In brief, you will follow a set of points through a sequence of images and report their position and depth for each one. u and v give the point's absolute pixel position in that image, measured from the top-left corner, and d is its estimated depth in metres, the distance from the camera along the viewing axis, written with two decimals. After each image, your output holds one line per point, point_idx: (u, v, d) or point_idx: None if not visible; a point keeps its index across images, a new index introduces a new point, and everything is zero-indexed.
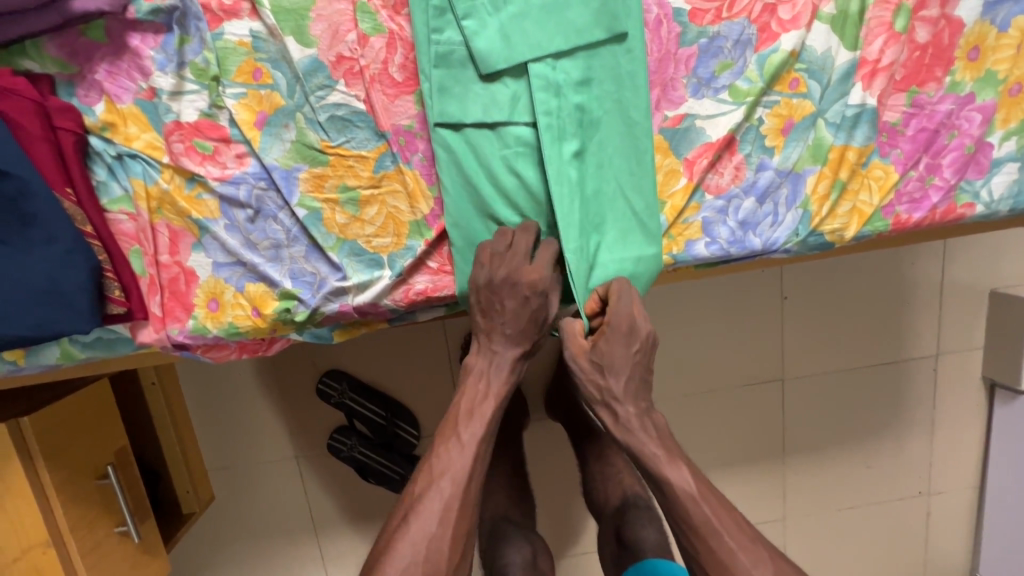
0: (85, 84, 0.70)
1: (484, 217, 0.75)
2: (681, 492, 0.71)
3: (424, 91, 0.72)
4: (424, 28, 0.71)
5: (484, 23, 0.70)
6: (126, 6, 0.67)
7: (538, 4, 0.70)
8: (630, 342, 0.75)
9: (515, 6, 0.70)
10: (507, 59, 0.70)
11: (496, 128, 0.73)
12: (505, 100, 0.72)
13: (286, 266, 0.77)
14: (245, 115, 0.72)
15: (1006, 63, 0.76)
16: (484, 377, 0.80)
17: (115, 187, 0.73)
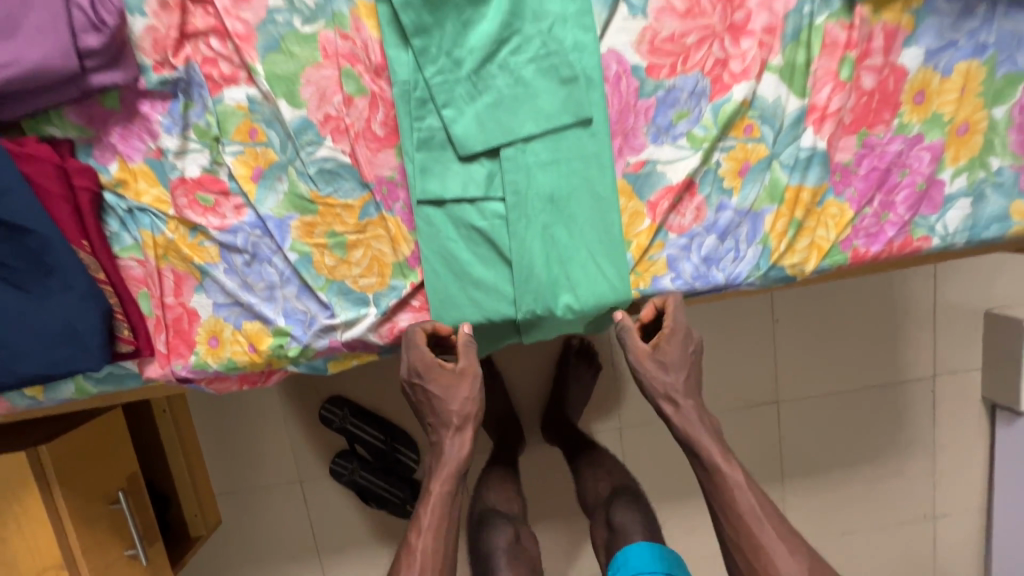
0: (101, 146, 0.78)
1: (460, 282, 0.82)
2: (732, 483, 0.78)
3: (409, 171, 0.79)
4: (407, 114, 0.78)
5: (461, 111, 0.77)
6: (138, 78, 0.75)
7: (508, 93, 0.77)
8: (687, 343, 0.82)
9: (489, 97, 0.77)
10: (482, 142, 0.77)
11: (475, 202, 0.80)
12: (482, 177, 0.79)
13: (280, 305, 0.84)
14: (243, 170, 0.79)
15: (951, 106, 0.80)
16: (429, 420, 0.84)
17: (126, 237, 0.81)
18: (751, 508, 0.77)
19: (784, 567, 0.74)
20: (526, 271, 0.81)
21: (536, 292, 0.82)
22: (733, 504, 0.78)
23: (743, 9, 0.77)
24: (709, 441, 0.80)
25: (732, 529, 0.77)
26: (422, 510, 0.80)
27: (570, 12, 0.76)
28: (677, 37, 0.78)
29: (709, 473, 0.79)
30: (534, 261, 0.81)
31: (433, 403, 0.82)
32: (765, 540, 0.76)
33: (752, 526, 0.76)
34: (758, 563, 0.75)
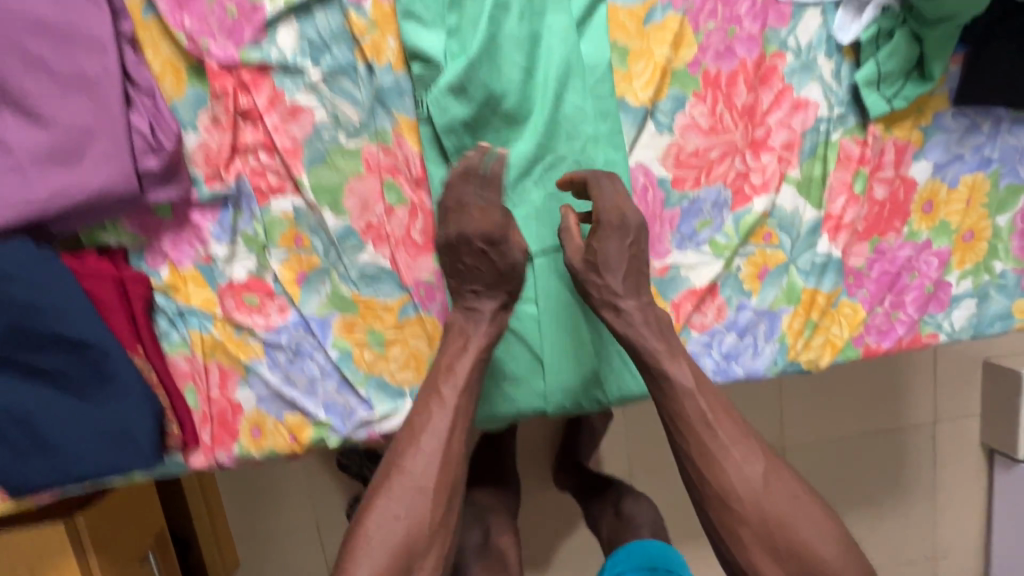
0: (152, 251, 0.82)
1: (493, 378, 0.86)
2: (681, 387, 0.76)
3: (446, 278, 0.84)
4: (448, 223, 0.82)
5: None
6: (190, 191, 0.79)
7: (542, 205, 0.81)
8: (623, 236, 0.76)
9: (523, 210, 0.81)
10: None
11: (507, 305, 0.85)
12: (515, 281, 0.84)
13: (320, 398, 0.87)
14: (287, 274, 0.83)
15: (957, 215, 0.85)
16: (464, 333, 0.79)
17: (174, 335, 0.84)
18: (708, 422, 0.75)
19: (733, 452, 0.74)
20: (555, 367, 0.85)
21: (565, 386, 0.86)
22: (682, 406, 0.76)
23: (764, 126, 0.81)
24: (653, 327, 0.77)
25: (690, 440, 0.76)
26: (405, 445, 0.75)
27: (602, 130, 0.79)
28: (701, 152, 0.82)
29: (659, 383, 0.77)
30: (563, 357, 0.85)
31: (477, 310, 0.79)
32: (719, 455, 0.75)
33: (714, 441, 0.75)
34: (708, 430, 0.75)
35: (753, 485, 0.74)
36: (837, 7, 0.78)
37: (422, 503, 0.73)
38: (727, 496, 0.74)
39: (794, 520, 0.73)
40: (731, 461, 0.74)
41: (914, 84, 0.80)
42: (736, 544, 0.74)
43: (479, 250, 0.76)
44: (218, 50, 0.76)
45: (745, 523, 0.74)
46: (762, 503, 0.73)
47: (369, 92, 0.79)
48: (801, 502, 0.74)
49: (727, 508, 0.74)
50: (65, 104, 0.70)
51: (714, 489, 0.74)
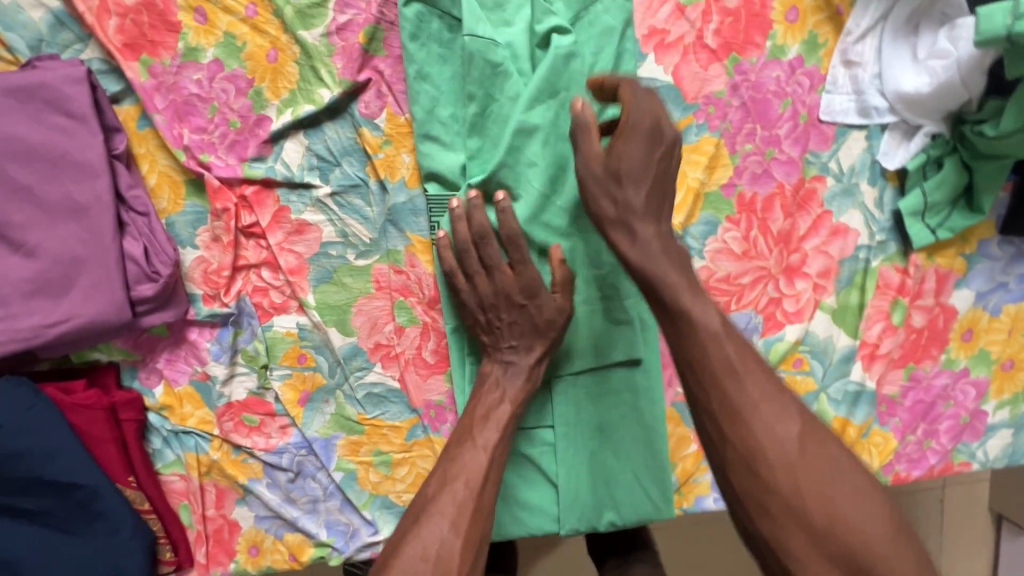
0: (146, 368, 0.77)
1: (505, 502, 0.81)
2: (705, 329, 0.52)
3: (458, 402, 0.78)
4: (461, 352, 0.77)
5: None
6: (188, 310, 0.74)
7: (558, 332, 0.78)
8: (653, 144, 0.59)
9: None
10: None
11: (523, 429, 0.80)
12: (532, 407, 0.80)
13: (322, 517, 0.83)
14: (289, 394, 0.78)
15: (998, 345, 0.81)
16: (499, 385, 0.71)
17: (168, 453, 0.79)
18: (729, 340, 0.52)
19: (765, 411, 0.49)
20: (571, 492, 0.81)
21: (580, 510, 0.82)
22: (697, 356, 0.52)
23: (799, 252, 0.76)
24: (679, 275, 0.56)
25: (693, 384, 0.52)
26: (436, 489, 0.60)
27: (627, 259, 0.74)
28: (733, 278, 0.77)
29: (673, 318, 0.54)
30: (578, 481, 0.81)
31: (515, 363, 0.71)
32: (752, 415, 0.49)
33: (733, 380, 0.50)
34: (719, 384, 0.51)
35: (792, 465, 0.48)
36: (883, 131, 0.73)
37: (451, 548, 0.56)
38: (749, 460, 0.49)
39: (853, 517, 0.47)
40: (761, 421, 0.49)
41: (962, 213, 0.75)
42: (758, 528, 0.49)
43: (517, 303, 0.71)
44: (218, 165, 0.71)
45: (783, 523, 0.48)
46: (800, 491, 0.48)
47: (382, 210, 0.73)
48: (867, 504, 0.48)
49: (748, 473, 0.49)
50: (53, 233, 0.65)
51: (733, 453, 0.50)
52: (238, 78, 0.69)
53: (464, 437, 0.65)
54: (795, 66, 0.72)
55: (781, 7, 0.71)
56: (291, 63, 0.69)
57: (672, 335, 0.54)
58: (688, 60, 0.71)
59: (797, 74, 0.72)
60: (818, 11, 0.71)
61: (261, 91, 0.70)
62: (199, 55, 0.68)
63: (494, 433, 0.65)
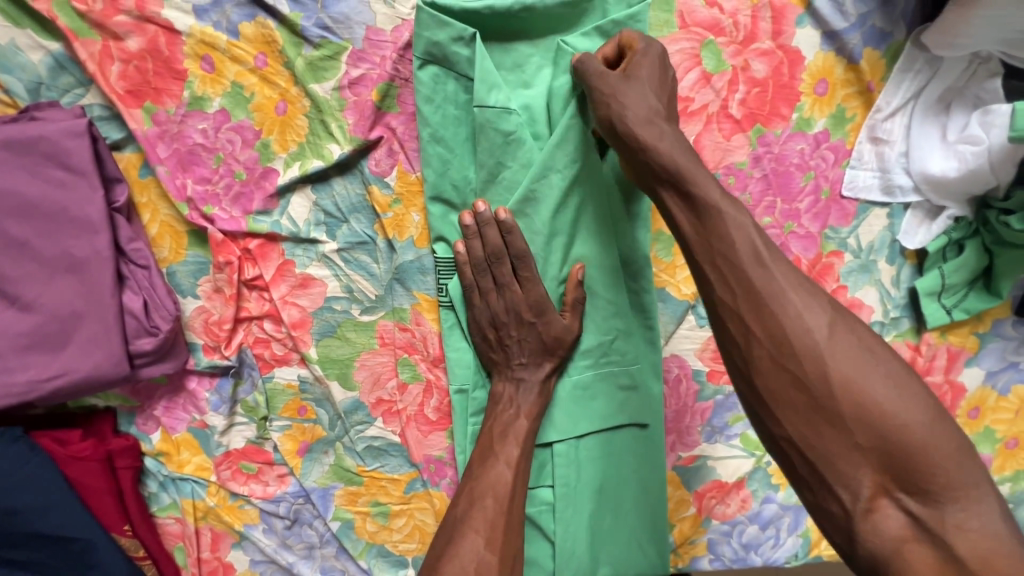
0: (144, 415, 0.76)
1: None
2: (776, 316, 0.44)
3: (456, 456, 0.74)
4: (462, 414, 0.73)
5: None
6: (187, 360, 0.72)
7: (562, 394, 0.71)
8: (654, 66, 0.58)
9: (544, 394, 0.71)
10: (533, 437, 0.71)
11: None
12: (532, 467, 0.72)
13: (317, 562, 0.80)
14: (289, 445, 0.77)
15: (1004, 424, 0.77)
16: (513, 402, 0.68)
17: (164, 497, 0.78)
18: (827, 334, 0.43)
19: (874, 378, 0.42)
20: (568, 553, 0.73)
21: (578, 569, 0.74)
22: (786, 343, 0.43)
23: None
24: (775, 258, 0.45)
25: (788, 377, 0.43)
26: (465, 508, 0.59)
27: (633, 327, 0.72)
28: None
29: (755, 312, 0.45)
30: (576, 541, 0.73)
31: (527, 380, 0.68)
32: (782, 301, 0.44)
33: (837, 364, 0.43)
34: (822, 369, 0.43)
35: (901, 409, 0.41)
36: (906, 209, 0.72)
37: (487, 565, 0.55)
38: (855, 439, 0.42)
39: (888, 404, 0.41)
40: (875, 402, 0.41)
41: (978, 295, 0.73)
42: (863, 531, 0.41)
43: (526, 322, 0.68)
44: (222, 217, 0.69)
45: (884, 491, 0.42)
46: (911, 452, 0.41)
47: (389, 268, 0.72)
48: (982, 483, 0.41)
49: (854, 452, 0.42)
50: (50, 287, 0.63)
51: (838, 446, 0.42)
52: (245, 129, 0.67)
53: (483, 455, 0.64)
54: (821, 140, 0.70)
55: (809, 79, 0.69)
56: (300, 116, 0.67)
57: (752, 329, 0.45)
58: (710, 129, 0.69)
59: (822, 148, 0.70)
60: (848, 84, 0.69)
61: (268, 144, 0.68)
62: (204, 105, 0.66)
63: (516, 448, 0.64)
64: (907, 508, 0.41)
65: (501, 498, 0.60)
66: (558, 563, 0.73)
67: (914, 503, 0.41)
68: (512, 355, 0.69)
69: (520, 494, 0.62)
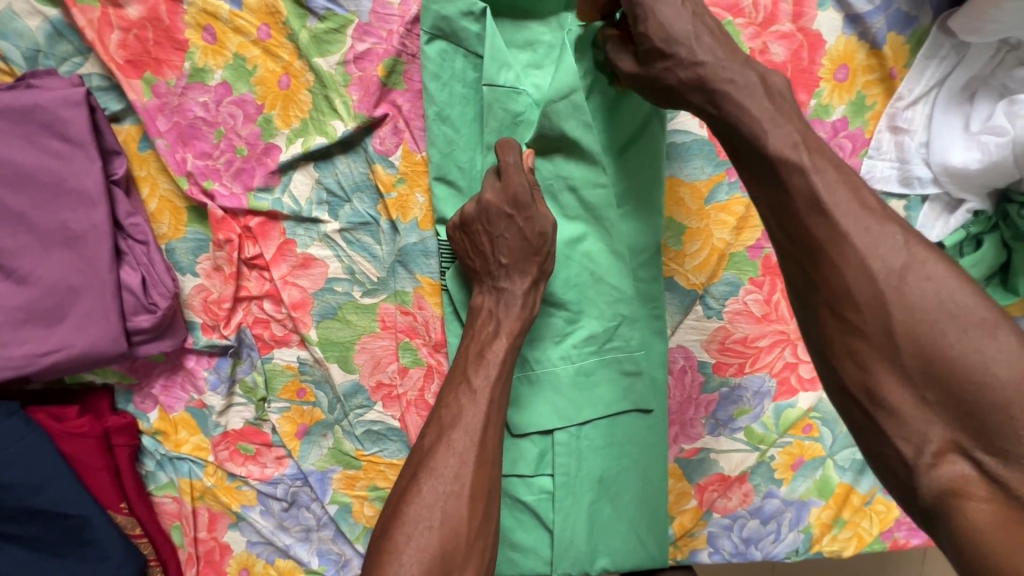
0: (142, 393, 0.75)
1: None
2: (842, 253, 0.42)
3: None
4: None
5: (521, 393, 0.70)
6: (186, 338, 0.71)
7: (566, 381, 0.69)
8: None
9: (548, 381, 0.70)
10: (536, 425, 0.70)
11: (523, 476, 0.72)
12: (532, 457, 0.71)
13: (314, 545, 0.79)
14: (287, 427, 0.76)
15: None
16: (493, 317, 0.61)
17: (162, 476, 0.77)
18: (895, 277, 0.41)
19: (948, 329, 0.39)
20: (566, 541, 0.72)
21: (575, 557, 0.73)
22: (849, 292, 0.42)
23: None
24: (844, 205, 0.43)
25: (848, 326, 0.42)
26: (433, 441, 0.54)
27: (637, 314, 0.70)
28: (749, 340, 0.76)
29: (814, 262, 0.43)
30: (574, 525, 0.72)
31: (508, 291, 0.62)
32: (847, 238, 0.42)
33: (905, 312, 0.40)
34: (886, 320, 0.41)
35: (977, 361, 0.39)
36: (923, 202, 0.70)
37: (456, 508, 0.50)
38: (919, 389, 0.40)
39: (961, 354, 0.39)
40: (945, 353, 0.39)
41: (994, 292, 0.71)
42: (925, 482, 0.40)
43: (504, 216, 0.62)
44: (222, 193, 0.67)
45: (954, 442, 0.40)
46: (981, 407, 0.38)
47: (392, 249, 0.70)
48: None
49: (918, 404, 0.40)
50: (46, 261, 0.62)
51: (900, 396, 0.41)
52: (247, 103, 0.65)
53: (458, 378, 0.58)
54: (839, 128, 0.68)
55: (830, 64, 0.66)
56: (304, 91, 0.66)
57: (810, 279, 0.44)
58: None
59: (840, 136, 0.68)
60: (870, 70, 0.67)
61: (271, 119, 0.66)
62: (206, 77, 0.65)
63: (495, 369, 0.57)
64: (976, 460, 0.39)
65: (476, 428, 0.54)
66: (556, 549, 0.72)
67: (987, 457, 0.39)
68: (494, 263, 0.62)
69: (496, 424, 0.55)
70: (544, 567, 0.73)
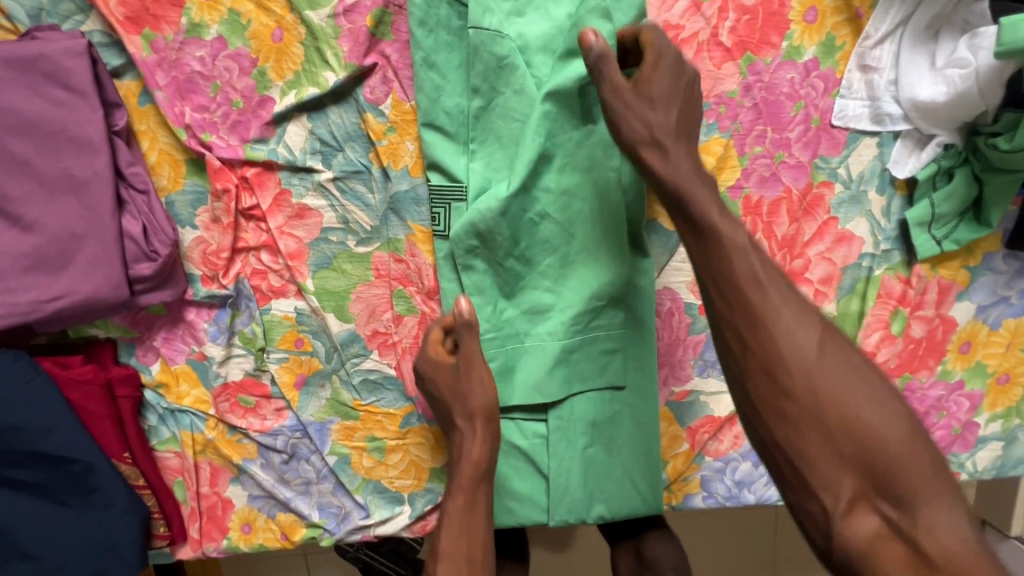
0: (143, 346, 0.77)
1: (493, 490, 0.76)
2: (764, 303, 0.46)
3: None
4: None
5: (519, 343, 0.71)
6: (186, 290, 0.73)
7: (554, 355, 0.70)
8: (679, 76, 0.56)
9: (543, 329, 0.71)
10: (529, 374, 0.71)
11: (518, 420, 0.74)
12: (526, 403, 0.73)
13: (314, 498, 0.81)
14: (286, 377, 0.78)
15: (996, 358, 0.79)
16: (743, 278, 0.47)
17: (164, 430, 0.79)
18: (818, 358, 0.44)
19: (852, 398, 0.42)
20: (561, 485, 0.74)
21: (571, 502, 0.74)
22: (784, 351, 0.44)
23: (803, 257, 0.75)
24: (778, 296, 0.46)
25: (778, 364, 0.44)
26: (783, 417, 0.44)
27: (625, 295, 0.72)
28: None
29: (753, 326, 0.45)
30: (568, 470, 0.74)
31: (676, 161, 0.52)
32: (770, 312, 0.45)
33: (826, 377, 0.43)
34: (810, 377, 0.43)
35: (877, 415, 0.42)
36: (896, 138, 0.73)
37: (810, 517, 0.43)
38: (842, 456, 0.42)
39: (872, 420, 0.42)
40: (861, 419, 0.42)
41: (969, 226, 0.74)
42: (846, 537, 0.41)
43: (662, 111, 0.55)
44: (220, 145, 0.70)
45: (865, 497, 0.41)
46: (892, 470, 0.41)
47: (384, 198, 0.73)
48: (953, 491, 0.41)
49: (837, 460, 0.42)
50: (51, 208, 0.65)
51: (819, 445, 0.42)
52: (242, 56, 0.68)
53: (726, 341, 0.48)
54: (811, 68, 0.71)
55: (799, 6, 0.69)
56: (296, 44, 0.68)
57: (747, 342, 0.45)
58: (702, 57, 0.70)
59: (812, 76, 0.71)
60: (838, 12, 0.70)
61: (265, 71, 0.69)
62: (202, 31, 0.68)
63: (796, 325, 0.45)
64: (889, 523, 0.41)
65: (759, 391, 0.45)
66: (551, 494, 0.74)
67: (892, 511, 0.41)
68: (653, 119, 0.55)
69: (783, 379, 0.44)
70: (541, 512, 0.75)
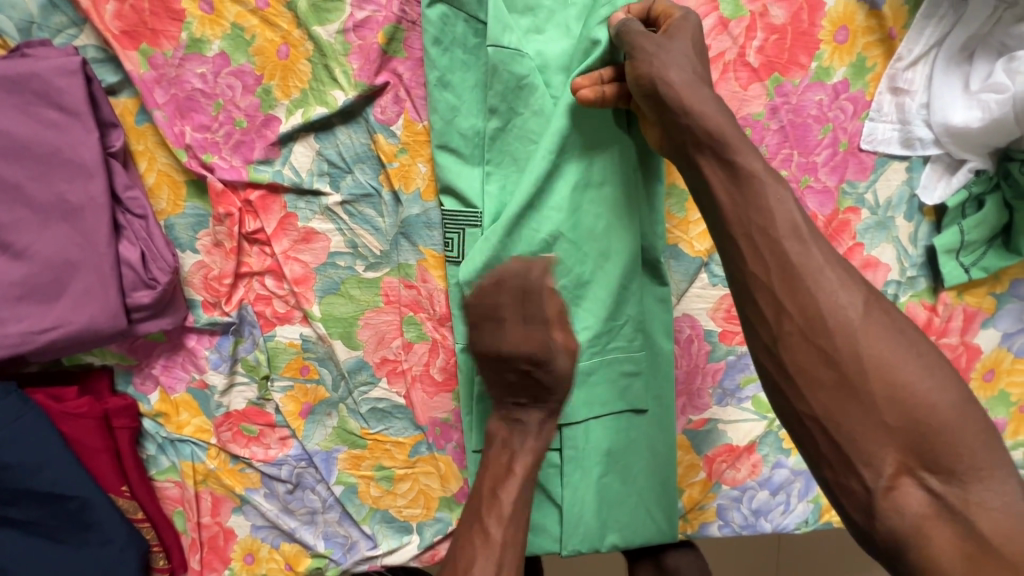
0: (142, 373, 0.74)
1: None
2: (801, 266, 0.43)
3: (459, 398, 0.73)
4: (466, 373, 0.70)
5: None
6: (186, 317, 0.70)
7: None
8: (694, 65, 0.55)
9: None
10: None
11: None
12: None
13: (319, 528, 0.78)
14: (291, 406, 0.75)
15: (1019, 387, 0.75)
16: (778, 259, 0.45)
17: (163, 460, 0.75)
18: (864, 318, 0.41)
19: (903, 363, 0.40)
20: (575, 516, 0.70)
21: (584, 533, 0.71)
22: (824, 314, 0.42)
23: None
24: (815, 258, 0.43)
25: (820, 325, 0.42)
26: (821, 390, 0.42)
27: (641, 322, 0.69)
28: None
29: (792, 286, 0.43)
30: (583, 500, 0.70)
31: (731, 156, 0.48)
32: (812, 273, 0.43)
33: (870, 342, 0.41)
34: (854, 342, 0.41)
35: (932, 386, 0.40)
36: (925, 162, 0.70)
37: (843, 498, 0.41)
38: (886, 423, 0.40)
39: (919, 386, 0.40)
40: (910, 389, 0.40)
41: (998, 253, 0.71)
42: (884, 508, 0.40)
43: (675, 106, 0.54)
44: (222, 166, 0.66)
45: (908, 470, 0.40)
46: (936, 439, 0.39)
47: (394, 222, 0.69)
48: (1004, 459, 0.39)
49: (881, 433, 0.40)
50: (44, 234, 0.61)
51: (860, 416, 0.41)
52: (246, 74, 0.65)
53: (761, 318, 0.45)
54: (840, 90, 0.68)
55: (829, 26, 0.67)
56: (303, 61, 0.65)
57: (785, 303, 0.43)
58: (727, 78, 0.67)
59: (841, 99, 0.68)
60: (869, 32, 0.67)
61: (269, 89, 0.65)
62: (203, 47, 0.64)
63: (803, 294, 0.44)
64: (931, 488, 0.39)
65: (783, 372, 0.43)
66: (564, 525, 0.70)
67: (936, 481, 0.39)
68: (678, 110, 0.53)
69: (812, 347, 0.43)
70: (553, 544, 0.71)
